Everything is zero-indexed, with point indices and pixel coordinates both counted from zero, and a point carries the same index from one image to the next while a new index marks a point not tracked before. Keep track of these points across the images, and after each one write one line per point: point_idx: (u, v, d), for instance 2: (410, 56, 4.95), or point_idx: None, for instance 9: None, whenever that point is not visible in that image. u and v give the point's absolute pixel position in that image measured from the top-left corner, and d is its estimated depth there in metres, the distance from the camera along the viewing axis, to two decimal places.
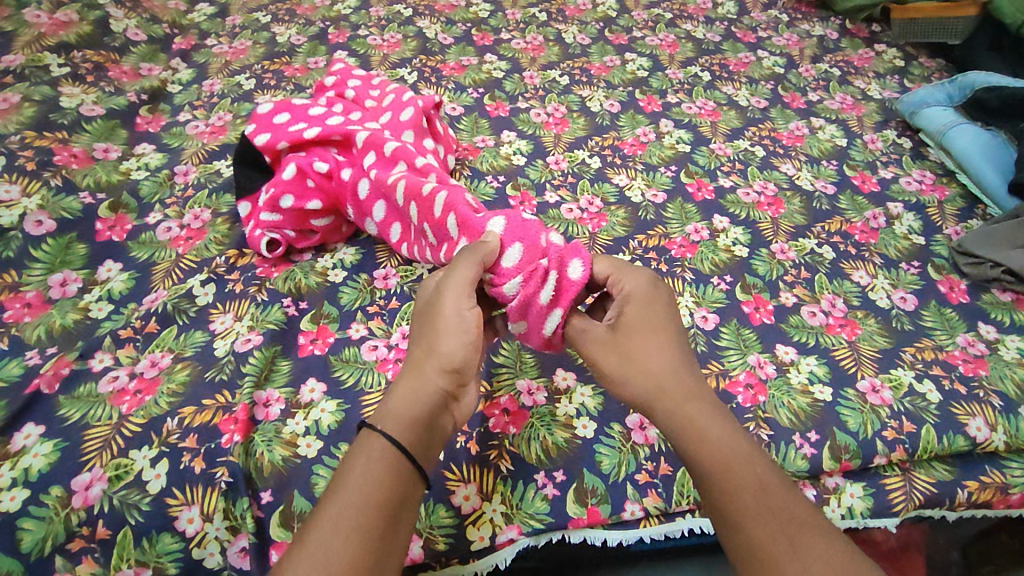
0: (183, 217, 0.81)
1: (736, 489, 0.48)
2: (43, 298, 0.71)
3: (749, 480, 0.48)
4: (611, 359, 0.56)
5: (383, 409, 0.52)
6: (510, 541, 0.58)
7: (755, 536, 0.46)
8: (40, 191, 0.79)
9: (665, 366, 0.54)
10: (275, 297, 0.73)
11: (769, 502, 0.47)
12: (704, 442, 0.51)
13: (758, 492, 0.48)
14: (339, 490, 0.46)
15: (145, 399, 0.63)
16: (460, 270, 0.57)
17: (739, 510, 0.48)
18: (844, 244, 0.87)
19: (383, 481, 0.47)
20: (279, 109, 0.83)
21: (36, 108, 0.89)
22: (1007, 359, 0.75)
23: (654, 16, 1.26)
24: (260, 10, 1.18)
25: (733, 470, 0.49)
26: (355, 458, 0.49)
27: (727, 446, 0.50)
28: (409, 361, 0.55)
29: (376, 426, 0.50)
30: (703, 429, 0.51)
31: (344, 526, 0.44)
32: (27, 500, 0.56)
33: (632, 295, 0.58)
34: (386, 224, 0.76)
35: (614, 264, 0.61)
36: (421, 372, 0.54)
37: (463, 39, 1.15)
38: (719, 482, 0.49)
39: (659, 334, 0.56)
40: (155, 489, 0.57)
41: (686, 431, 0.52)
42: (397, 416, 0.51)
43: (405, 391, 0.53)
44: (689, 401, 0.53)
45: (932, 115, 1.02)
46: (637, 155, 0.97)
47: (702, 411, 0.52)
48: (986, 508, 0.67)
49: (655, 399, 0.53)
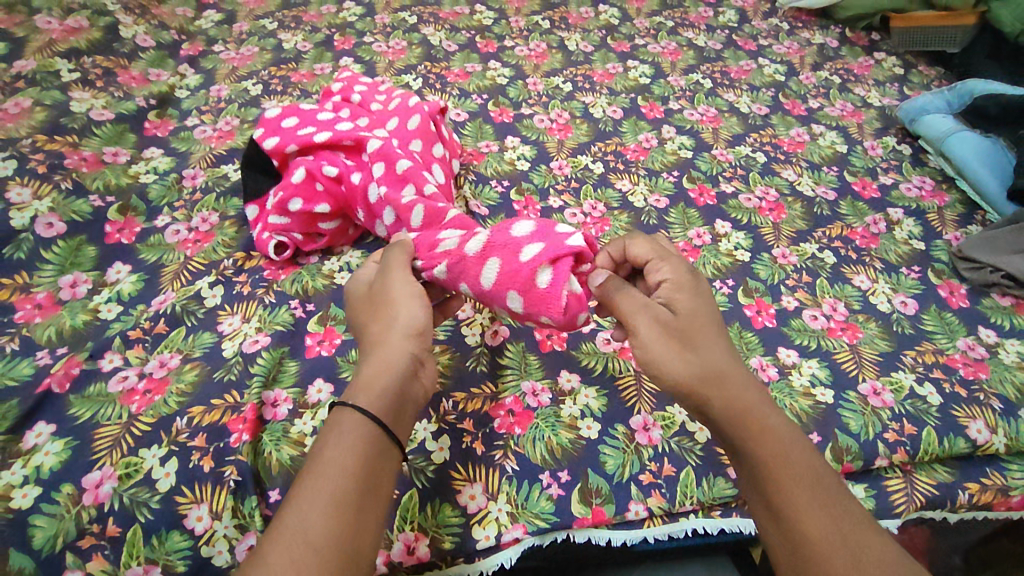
0: (191, 221, 0.82)
1: (791, 483, 0.48)
2: (53, 299, 0.72)
3: (805, 474, 0.48)
4: (666, 346, 0.53)
5: (353, 385, 0.50)
6: (516, 540, 0.59)
7: (813, 529, 0.46)
8: (51, 194, 0.80)
9: (719, 356, 0.53)
10: (283, 299, 0.74)
11: (825, 498, 0.47)
12: (760, 434, 0.50)
13: (813, 487, 0.48)
14: (313, 468, 0.45)
15: (154, 399, 0.64)
16: (393, 259, 0.60)
17: (795, 504, 0.47)
18: (845, 249, 0.88)
19: (359, 454, 0.47)
20: (287, 114, 0.84)
21: (46, 112, 0.90)
22: (1006, 362, 0.76)
23: (655, 24, 1.27)
24: (266, 17, 1.20)
25: (790, 465, 0.49)
26: (328, 435, 0.47)
27: (782, 441, 0.50)
28: (371, 337, 0.54)
29: (348, 402, 0.49)
30: (758, 422, 0.51)
31: (322, 505, 0.43)
32: (38, 497, 0.56)
33: (677, 281, 0.57)
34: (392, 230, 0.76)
35: (655, 247, 0.59)
36: (386, 342, 0.53)
37: (467, 46, 1.17)
38: (774, 475, 0.49)
39: (711, 325, 0.55)
40: (164, 487, 0.58)
41: (742, 422, 0.51)
42: (367, 387, 0.50)
43: (375, 363, 0.51)
44: (743, 392, 0.52)
45: (932, 122, 1.03)
46: (639, 161, 0.98)
47: (756, 403, 0.51)
48: (986, 511, 0.67)
49: (713, 388, 0.51)
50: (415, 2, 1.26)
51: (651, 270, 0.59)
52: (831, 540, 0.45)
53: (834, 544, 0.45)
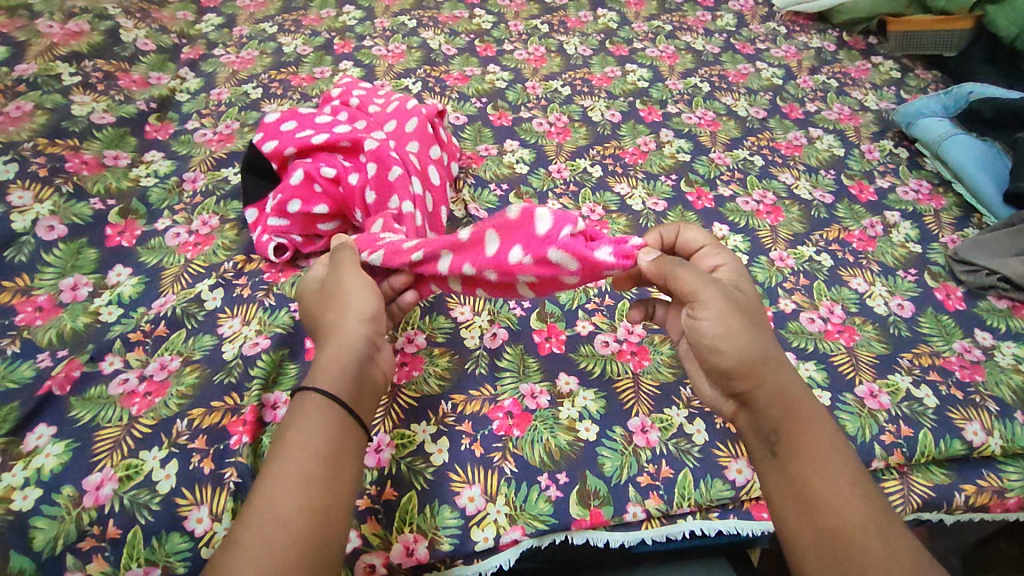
0: (191, 224, 0.83)
1: (831, 470, 0.46)
2: (54, 302, 0.72)
3: (848, 467, 0.47)
4: (734, 320, 0.50)
5: (310, 370, 0.51)
6: (514, 541, 0.59)
7: (850, 519, 0.45)
8: (53, 197, 0.80)
9: (773, 342, 0.51)
10: (283, 302, 0.75)
11: (863, 491, 0.46)
12: (802, 420, 0.48)
13: (853, 479, 0.47)
14: (276, 451, 0.46)
15: (154, 401, 0.64)
16: (342, 255, 0.61)
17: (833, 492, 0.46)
18: (842, 252, 0.88)
19: (318, 432, 0.47)
20: (285, 118, 0.85)
21: (48, 115, 0.90)
22: (1002, 364, 0.76)
23: (654, 28, 1.28)
24: (266, 21, 1.20)
25: (831, 458, 0.47)
26: (289, 419, 0.48)
27: (822, 429, 0.48)
28: (325, 326, 0.55)
29: (304, 385, 0.49)
30: (803, 408, 0.49)
31: (285, 484, 0.44)
32: (39, 499, 0.57)
33: (736, 271, 0.58)
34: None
35: (712, 238, 0.61)
36: (339, 327, 0.53)
37: (466, 49, 1.18)
38: (812, 462, 0.47)
39: (763, 315, 0.54)
40: (164, 489, 0.58)
41: (788, 406, 0.49)
42: (323, 369, 0.50)
43: (331, 348, 0.52)
44: (790, 380, 0.50)
45: (929, 125, 1.04)
46: (637, 164, 0.98)
47: (802, 392, 0.50)
48: (982, 512, 0.68)
49: (768, 368, 0.49)
50: (414, 6, 1.27)
51: (706, 261, 0.59)
52: (867, 532, 0.44)
53: (868, 535, 0.44)
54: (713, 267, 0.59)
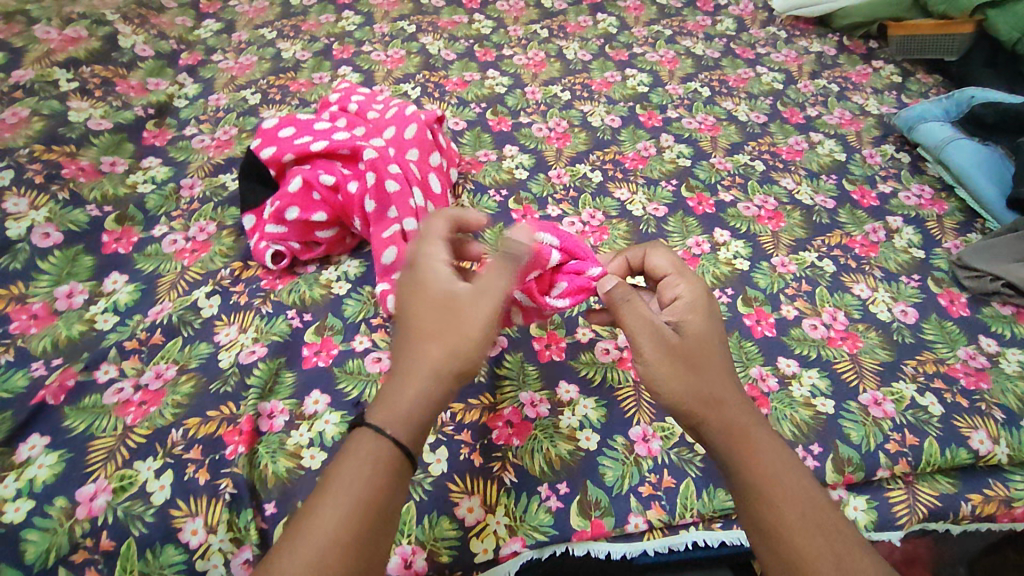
0: (189, 230, 0.82)
1: (781, 502, 0.47)
2: (49, 309, 0.71)
3: (798, 497, 0.48)
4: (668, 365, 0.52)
5: (390, 405, 0.49)
6: (514, 553, 0.58)
7: (803, 550, 0.46)
8: (49, 204, 0.80)
9: (721, 382, 0.52)
10: (280, 309, 0.74)
11: (817, 518, 0.47)
12: (750, 453, 0.49)
13: (806, 508, 0.47)
14: (335, 490, 0.45)
15: (149, 411, 0.63)
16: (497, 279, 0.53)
17: (783, 523, 0.47)
18: (844, 258, 0.88)
19: (383, 485, 0.46)
20: (284, 124, 0.84)
21: (44, 122, 0.90)
22: (1007, 372, 0.75)
23: (654, 33, 1.28)
24: (265, 26, 1.20)
25: (782, 487, 0.48)
26: (357, 462, 0.46)
27: (773, 460, 0.49)
28: (424, 358, 0.50)
29: (387, 433, 0.47)
30: (750, 440, 0.50)
31: (341, 536, 0.43)
32: (31, 511, 0.56)
33: (692, 300, 0.56)
34: (389, 267, 0.74)
35: (675, 264, 0.59)
36: (437, 374, 0.50)
37: (465, 54, 1.17)
38: (762, 495, 0.48)
39: (717, 347, 0.54)
40: (159, 500, 0.57)
41: (734, 441, 0.50)
42: (406, 420, 0.48)
43: (415, 394, 0.49)
44: (739, 413, 0.51)
45: (930, 130, 1.03)
46: (638, 170, 0.98)
47: (750, 425, 0.51)
48: (990, 522, 0.66)
49: (710, 409, 0.50)
50: (414, 11, 1.26)
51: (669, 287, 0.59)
52: (822, 560, 0.45)
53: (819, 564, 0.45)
54: (672, 296, 0.58)
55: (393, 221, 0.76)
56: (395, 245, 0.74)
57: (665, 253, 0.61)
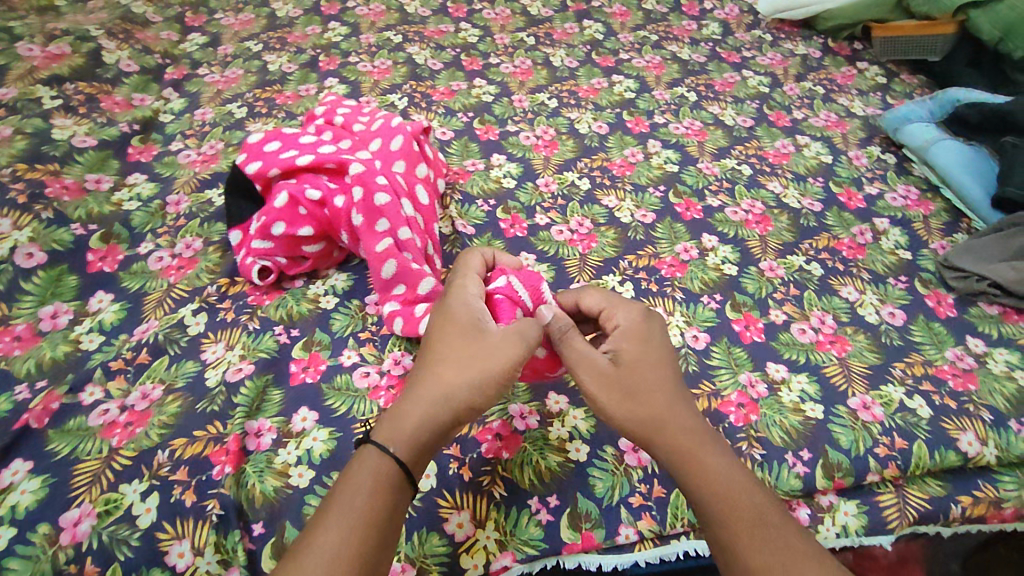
0: (175, 247, 0.82)
1: (730, 520, 0.49)
2: (33, 331, 0.71)
3: (745, 512, 0.49)
4: (609, 394, 0.55)
5: (396, 424, 0.52)
6: (504, 568, 0.58)
7: (755, 561, 0.47)
8: (31, 223, 0.79)
9: (664, 405, 0.54)
10: (267, 325, 0.74)
11: (765, 532, 0.48)
12: (695, 470, 0.52)
13: (754, 524, 0.49)
14: (343, 506, 0.48)
15: (135, 432, 0.63)
16: (525, 325, 0.57)
17: (734, 539, 0.48)
18: (832, 261, 0.88)
19: (383, 502, 0.49)
20: (269, 138, 0.84)
21: (27, 140, 0.89)
22: (995, 372, 0.76)
23: (640, 38, 1.28)
24: (251, 39, 1.20)
25: (730, 505, 0.50)
26: (363, 481, 0.49)
27: (719, 477, 0.51)
28: (432, 386, 0.54)
29: (391, 450, 0.50)
30: (696, 460, 0.52)
31: (347, 549, 0.46)
32: (15, 538, 0.55)
33: (629, 329, 0.58)
34: (389, 282, 0.74)
35: (607, 297, 0.62)
36: (449, 395, 0.53)
37: (452, 64, 1.17)
38: (712, 511, 0.50)
39: (658, 371, 0.56)
40: (145, 523, 0.57)
41: (681, 464, 0.52)
42: (411, 441, 0.51)
43: (424, 416, 0.53)
44: (683, 436, 0.53)
45: (914, 130, 1.04)
46: (625, 176, 0.98)
47: (693, 442, 0.53)
48: (979, 523, 0.67)
49: (654, 435, 0.53)
50: (400, 21, 1.26)
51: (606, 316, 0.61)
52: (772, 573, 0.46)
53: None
54: (613, 324, 0.60)
55: (381, 236, 0.75)
56: (392, 260, 0.73)
57: (597, 292, 0.62)
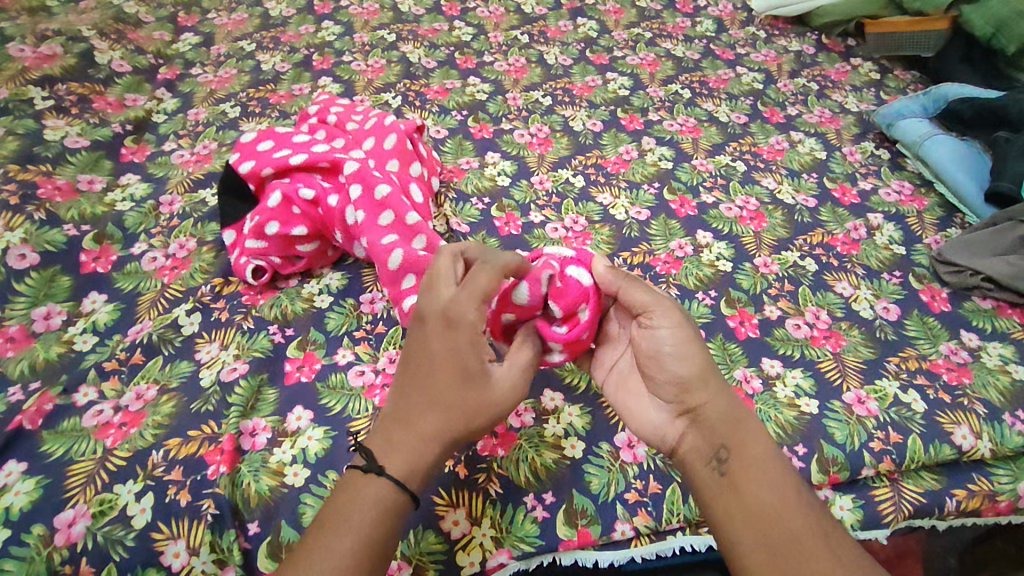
0: (168, 247, 0.82)
1: (776, 483, 0.52)
2: (26, 332, 0.71)
3: (791, 479, 0.53)
4: (689, 338, 0.56)
5: (411, 457, 0.52)
6: (500, 565, 0.58)
7: (799, 525, 0.50)
8: (24, 224, 0.79)
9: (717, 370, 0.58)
10: (262, 325, 0.74)
11: (804, 497, 0.52)
12: (745, 436, 0.54)
13: (796, 489, 0.53)
14: (351, 531, 0.48)
15: (130, 432, 0.63)
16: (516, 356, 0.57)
17: (781, 501, 0.51)
18: (827, 256, 0.88)
19: (391, 533, 0.50)
20: (262, 138, 0.84)
21: (19, 141, 0.89)
22: (989, 366, 0.76)
23: (634, 36, 1.28)
24: (244, 38, 1.20)
25: (779, 470, 0.53)
26: (374, 510, 0.50)
27: (766, 444, 0.55)
28: (445, 427, 0.53)
29: (407, 489, 0.51)
30: (747, 425, 0.55)
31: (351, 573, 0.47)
32: (8, 539, 0.55)
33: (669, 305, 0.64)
34: (397, 273, 0.72)
35: None
36: (457, 438, 0.54)
37: (446, 62, 1.17)
38: (756, 476, 0.52)
39: None
40: (140, 523, 0.57)
41: (735, 424, 0.55)
42: (423, 476, 0.52)
43: (433, 453, 0.53)
44: (735, 400, 0.56)
45: (907, 126, 1.04)
46: (619, 173, 0.98)
47: (743, 410, 0.56)
48: (974, 516, 0.68)
49: (715, 390, 0.56)
50: (393, 20, 1.26)
51: None
52: (816, 539, 0.50)
53: (806, 543, 0.49)
54: None
55: (385, 227, 0.74)
56: (399, 249, 0.72)
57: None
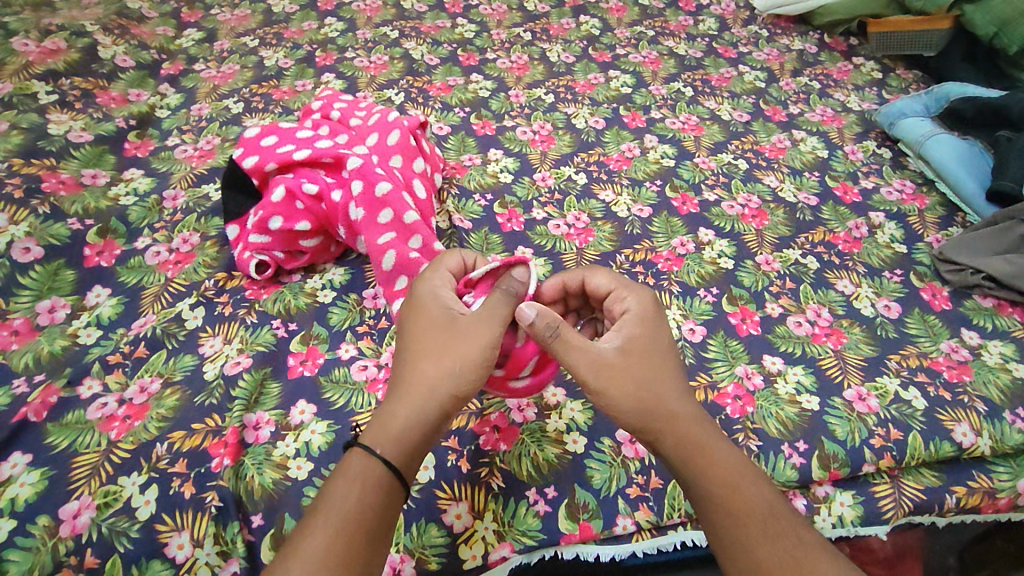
0: (171, 242, 0.82)
1: (740, 514, 0.51)
2: (30, 325, 0.71)
3: (758, 508, 0.51)
4: (618, 378, 0.54)
5: (381, 424, 0.52)
6: (503, 559, 0.58)
7: (762, 558, 0.49)
8: (28, 218, 0.79)
9: (674, 396, 0.55)
10: (265, 319, 0.74)
11: (776, 522, 0.51)
12: (707, 469, 0.52)
13: (767, 516, 0.51)
14: (330, 505, 0.48)
15: (134, 425, 0.63)
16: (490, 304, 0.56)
17: (745, 533, 0.50)
18: (828, 254, 0.88)
19: (371, 505, 0.49)
20: (266, 133, 0.84)
21: (23, 135, 0.89)
22: (989, 364, 0.76)
23: (636, 34, 1.28)
24: (247, 34, 1.20)
25: (743, 496, 0.51)
26: (352, 479, 0.49)
27: (731, 469, 0.53)
28: (418, 383, 0.53)
29: (376, 452, 0.50)
30: (707, 453, 0.53)
31: (335, 544, 0.46)
32: (14, 530, 0.55)
33: (638, 313, 0.58)
34: (390, 274, 0.74)
35: (615, 279, 0.61)
36: (432, 390, 0.53)
37: (449, 59, 1.17)
38: (719, 508, 0.51)
39: (666, 361, 0.57)
40: (144, 516, 0.57)
41: (692, 456, 0.53)
42: (398, 438, 0.51)
43: (407, 413, 0.52)
44: (693, 426, 0.54)
45: (909, 126, 1.04)
46: (622, 171, 0.98)
47: (704, 436, 0.54)
48: (973, 513, 0.68)
49: (666, 423, 0.54)
50: (396, 17, 1.26)
51: (615, 298, 0.60)
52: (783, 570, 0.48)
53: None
54: (621, 310, 0.59)
55: (384, 227, 0.75)
56: (391, 252, 0.73)
57: (603, 274, 0.62)
